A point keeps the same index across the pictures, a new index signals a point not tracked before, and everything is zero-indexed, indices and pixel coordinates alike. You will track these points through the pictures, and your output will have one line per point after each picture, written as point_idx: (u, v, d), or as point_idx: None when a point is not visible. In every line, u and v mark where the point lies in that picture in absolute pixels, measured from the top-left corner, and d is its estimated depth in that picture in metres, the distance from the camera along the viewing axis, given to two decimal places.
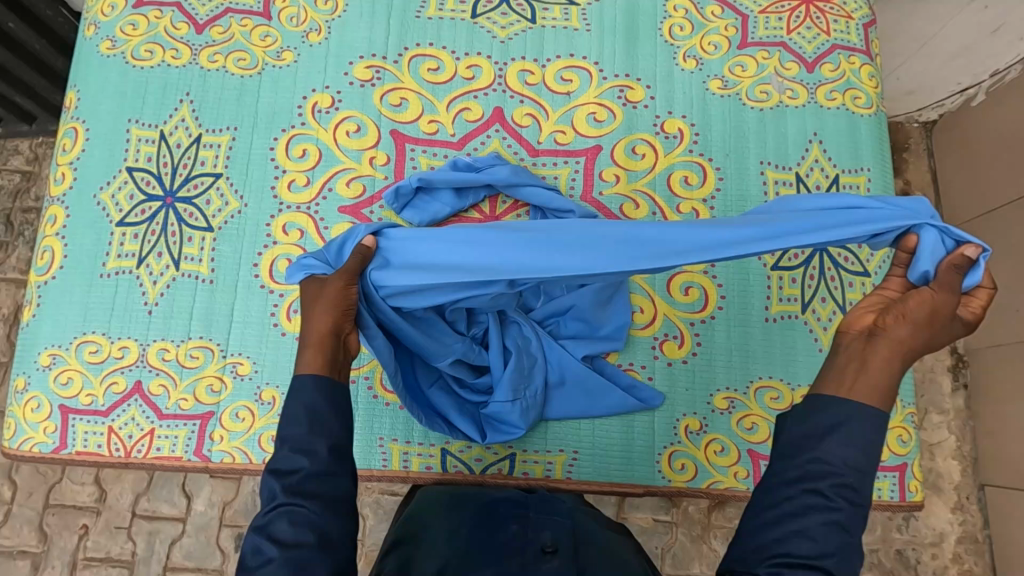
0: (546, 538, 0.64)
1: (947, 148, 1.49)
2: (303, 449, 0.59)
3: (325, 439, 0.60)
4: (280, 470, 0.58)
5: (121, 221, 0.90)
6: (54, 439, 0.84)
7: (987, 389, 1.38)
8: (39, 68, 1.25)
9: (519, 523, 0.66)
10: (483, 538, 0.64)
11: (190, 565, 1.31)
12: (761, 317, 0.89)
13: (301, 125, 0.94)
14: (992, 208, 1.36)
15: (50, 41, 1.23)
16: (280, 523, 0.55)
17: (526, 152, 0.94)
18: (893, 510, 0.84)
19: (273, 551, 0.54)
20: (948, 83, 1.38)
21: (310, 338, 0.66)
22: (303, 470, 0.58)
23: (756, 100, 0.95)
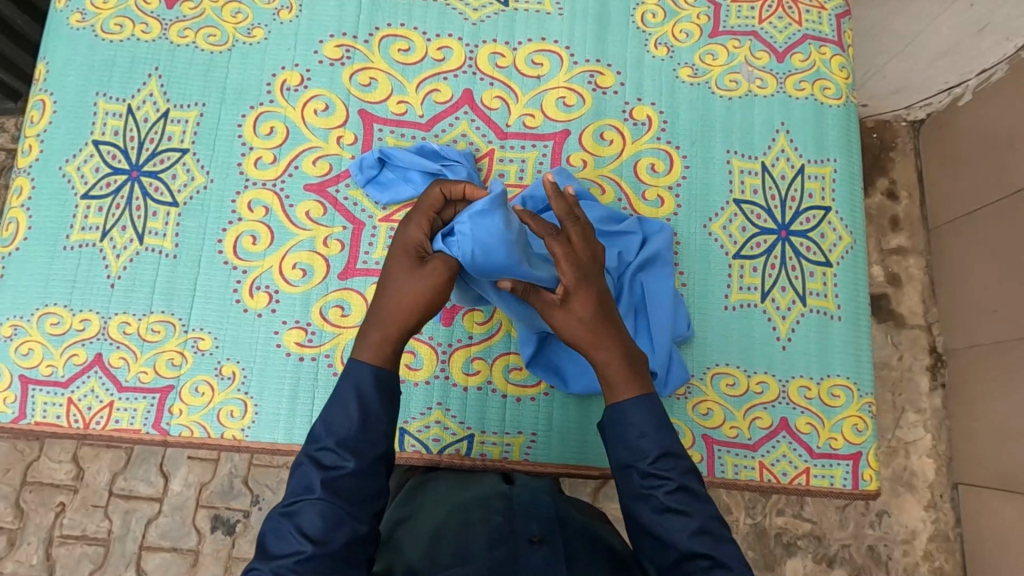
0: (532, 530, 0.67)
1: (935, 145, 1.49)
2: (348, 449, 0.65)
3: (371, 444, 0.66)
4: (321, 463, 0.65)
5: (86, 194, 0.90)
6: (13, 410, 0.85)
7: (964, 389, 1.39)
8: (20, 44, 1.26)
9: (505, 516, 0.69)
10: (469, 522, 0.69)
11: (165, 544, 1.32)
12: (721, 305, 0.89)
13: (269, 103, 0.93)
14: (975, 208, 1.36)
15: (31, 16, 1.23)
16: (309, 515, 0.63)
17: (494, 135, 0.94)
18: (846, 499, 0.84)
19: (307, 546, 0.61)
20: (935, 82, 1.38)
21: (385, 325, 0.70)
22: (346, 468, 0.65)
23: (724, 89, 0.95)
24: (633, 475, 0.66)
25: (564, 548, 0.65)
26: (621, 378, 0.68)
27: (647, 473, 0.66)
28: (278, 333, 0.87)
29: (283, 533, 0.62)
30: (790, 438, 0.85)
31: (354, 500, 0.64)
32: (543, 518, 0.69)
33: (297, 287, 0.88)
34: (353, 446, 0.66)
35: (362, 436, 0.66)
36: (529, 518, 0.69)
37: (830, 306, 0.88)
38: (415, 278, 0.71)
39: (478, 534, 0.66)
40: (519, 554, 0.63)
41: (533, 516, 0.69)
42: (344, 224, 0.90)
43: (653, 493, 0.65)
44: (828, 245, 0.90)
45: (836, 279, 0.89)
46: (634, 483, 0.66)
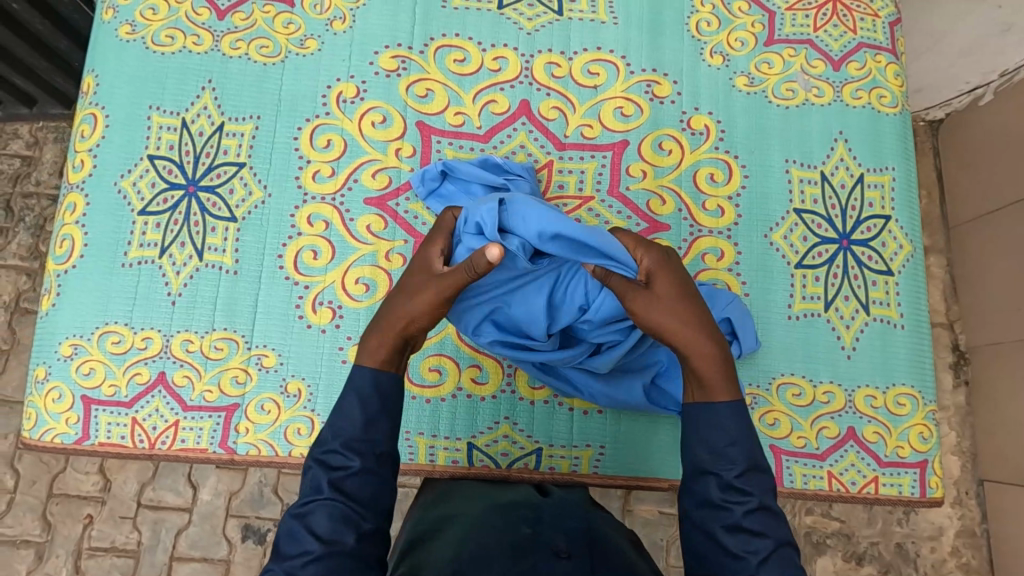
0: (558, 543, 0.64)
1: (951, 146, 1.48)
2: (354, 449, 0.64)
3: (372, 443, 0.65)
4: (328, 465, 0.64)
5: (143, 210, 0.89)
6: (76, 430, 0.84)
7: (988, 387, 1.39)
8: (39, 49, 1.21)
9: (531, 528, 0.67)
10: (498, 536, 0.65)
11: (196, 554, 1.31)
12: (784, 315, 0.89)
13: (325, 115, 0.92)
14: (997, 208, 1.35)
15: (53, 22, 1.18)
16: (319, 515, 0.61)
17: (552, 146, 0.94)
18: (912, 506, 0.85)
19: (313, 545, 0.59)
20: (956, 82, 1.37)
21: (384, 327, 0.71)
22: (349, 467, 0.64)
23: (781, 98, 0.95)
24: (711, 485, 0.62)
25: (590, 562, 0.61)
26: (713, 380, 0.66)
27: (729, 486, 0.61)
28: (343, 348, 0.86)
29: (296, 534, 0.60)
30: (858, 447, 0.85)
31: (363, 501, 0.63)
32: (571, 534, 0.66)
33: (361, 302, 0.87)
34: (359, 447, 0.65)
35: (364, 436, 0.65)
36: (554, 534, 0.67)
37: (893, 315, 0.89)
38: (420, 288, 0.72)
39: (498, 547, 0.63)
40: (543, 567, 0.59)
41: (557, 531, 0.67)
42: (405, 238, 0.89)
43: (731, 508, 0.60)
44: (889, 254, 0.90)
45: (898, 288, 0.89)
46: (710, 494, 0.62)
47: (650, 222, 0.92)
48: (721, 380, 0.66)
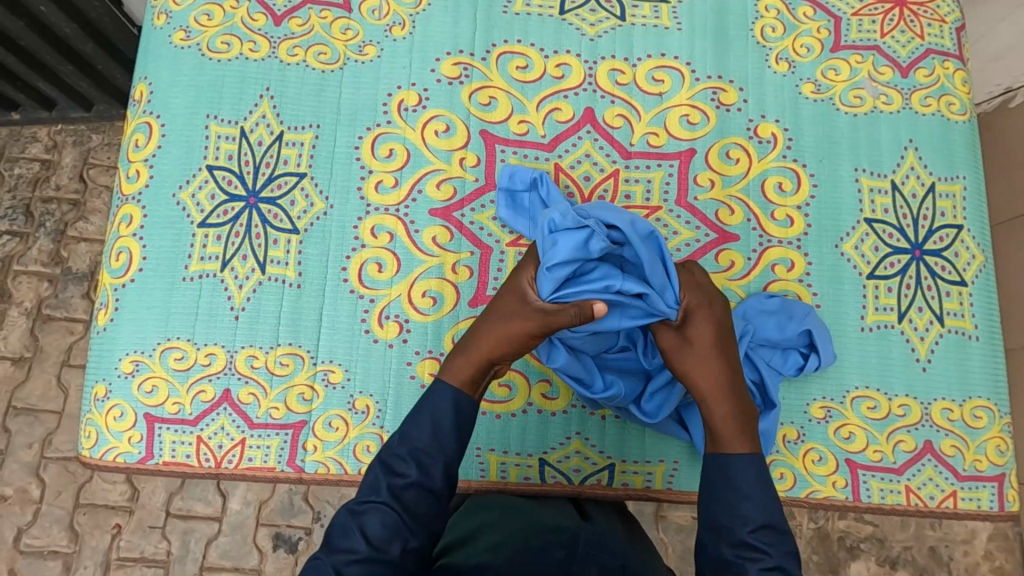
0: (592, 572, 0.63)
1: (977, 147, 1.44)
2: (416, 459, 0.65)
3: (440, 457, 0.66)
4: (393, 471, 0.65)
5: (203, 222, 0.86)
6: (140, 449, 0.81)
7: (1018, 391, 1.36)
8: (65, 52, 1.17)
9: (566, 552, 0.67)
10: (529, 557, 0.65)
11: (227, 565, 1.28)
12: (857, 326, 0.88)
13: (386, 124, 0.90)
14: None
15: (81, 24, 1.14)
16: (373, 519, 0.62)
17: (618, 155, 0.92)
18: (991, 521, 0.84)
19: (362, 545, 0.61)
20: (988, 84, 1.35)
21: (469, 350, 0.73)
22: (411, 479, 0.64)
23: (849, 105, 0.94)
24: (724, 542, 0.64)
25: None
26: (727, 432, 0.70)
27: (743, 542, 0.63)
28: (411, 363, 0.85)
29: (347, 530, 0.62)
30: (936, 461, 0.84)
31: (419, 515, 0.64)
32: (605, 566, 0.66)
33: (428, 315, 0.86)
34: (422, 459, 0.66)
35: (433, 443, 0.67)
36: (589, 564, 0.66)
37: (967, 326, 0.88)
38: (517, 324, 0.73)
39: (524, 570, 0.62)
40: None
41: (592, 560, 0.66)
42: (472, 249, 0.87)
43: (744, 565, 0.62)
44: (962, 264, 0.89)
45: (972, 298, 0.88)
46: (723, 555, 0.63)
47: (719, 232, 0.90)
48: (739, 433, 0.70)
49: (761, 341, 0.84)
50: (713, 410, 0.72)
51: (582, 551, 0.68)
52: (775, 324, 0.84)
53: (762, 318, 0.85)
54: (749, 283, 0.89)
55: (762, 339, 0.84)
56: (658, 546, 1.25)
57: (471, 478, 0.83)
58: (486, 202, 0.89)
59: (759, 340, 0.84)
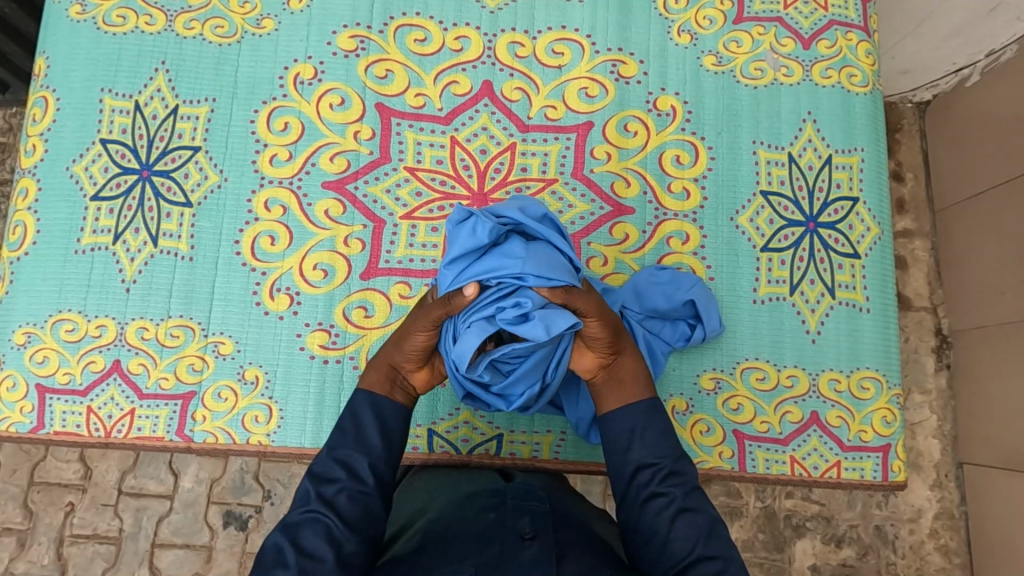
0: (525, 525, 0.62)
1: (942, 124, 1.42)
2: (344, 463, 0.65)
3: (364, 456, 0.66)
4: (318, 479, 0.64)
5: (96, 196, 0.87)
6: (31, 419, 0.83)
7: (971, 368, 1.35)
8: (7, 32, 1.16)
9: (497, 512, 0.65)
10: (463, 525, 0.64)
11: (178, 541, 1.30)
12: (750, 299, 0.88)
13: (283, 97, 0.90)
14: (983, 189, 1.31)
15: (20, 4, 1.13)
16: (307, 531, 0.60)
17: (515, 128, 0.92)
18: (874, 491, 0.85)
19: (292, 555, 0.58)
20: (943, 63, 1.32)
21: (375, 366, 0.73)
22: (338, 484, 0.64)
23: (749, 78, 0.93)
24: (649, 475, 0.64)
25: (555, 546, 0.60)
26: (633, 381, 0.71)
27: (667, 473, 0.64)
28: (301, 335, 0.85)
29: (279, 547, 0.59)
30: (820, 432, 0.85)
31: (352, 520, 0.62)
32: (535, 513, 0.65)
33: (319, 288, 0.86)
34: (347, 462, 0.65)
35: None
36: (521, 515, 0.64)
37: (859, 298, 0.88)
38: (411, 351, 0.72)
39: (465, 535, 0.61)
40: (510, 554, 0.58)
41: (524, 512, 0.65)
42: (365, 222, 0.88)
43: (671, 493, 0.63)
44: (857, 237, 0.89)
45: (864, 271, 0.88)
46: (648, 487, 0.64)
47: (615, 205, 0.90)
48: (640, 378, 0.71)
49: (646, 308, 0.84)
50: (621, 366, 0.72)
51: (513, 502, 0.67)
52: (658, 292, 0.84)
53: (643, 288, 0.84)
54: (643, 256, 0.89)
55: (651, 310, 0.84)
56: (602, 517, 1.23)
57: None
58: (380, 175, 0.89)
59: (647, 311, 0.84)
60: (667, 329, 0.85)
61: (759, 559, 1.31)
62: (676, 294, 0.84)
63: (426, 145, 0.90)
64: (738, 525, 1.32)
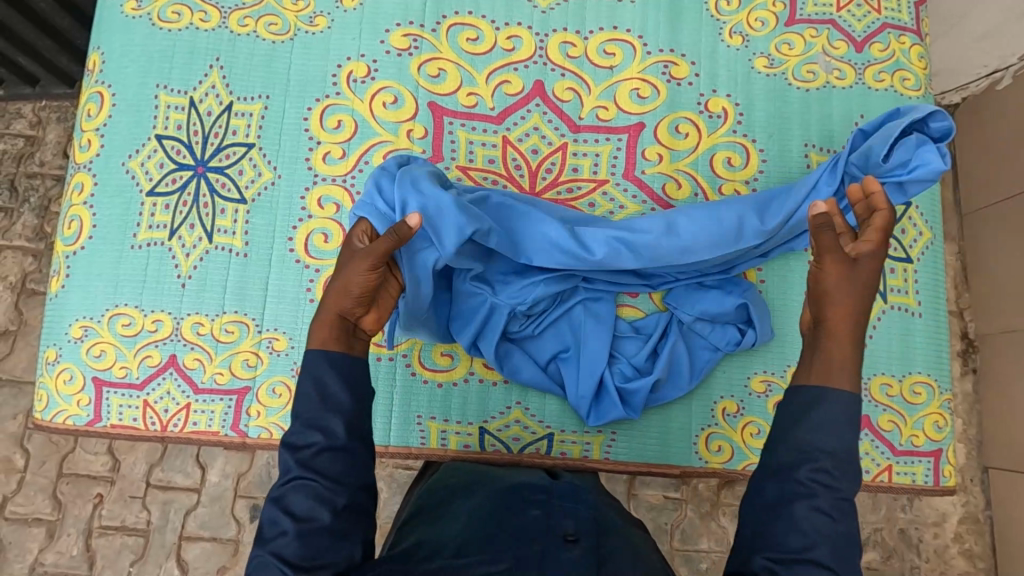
0: (567, 526, 0.60)
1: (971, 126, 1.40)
2: (316, 425, 0.59)
3: (337, 416, 0.60)
4: (293, 445, 0.58)
5: (152, 191, 0.87)
6: (88, 412, 0.83)
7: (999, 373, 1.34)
8: (39, 24, 1.17)
9: (542, 510, 0.63)
10: (499, 521, 0.61)
11: (205, 534, 1.31)
12: (800, 302, 0.88)
13: (335, 95, 0.91)
14: (1013, 194, 1.30)
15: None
16: (295, 495, 0.57)
17: (567, 128, 0.92)
18: (925, 494, 0.85)
19: (288, 524, 0.55)
20: (973, 65, 1.30)
21: (321, 312, 0.66)
22: (316, 445, 0.58)
23: (801, 80, 0.93)
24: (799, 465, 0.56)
25: (597, 550, 0.57)
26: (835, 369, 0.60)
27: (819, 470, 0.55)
28: None
29: (274, 518, 0.56)
30: (872, 436, 0.85)
31: (340, 478, 0.58)
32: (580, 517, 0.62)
33: None
34: (324, 423, 0.59)
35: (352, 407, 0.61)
36: (565, 517, 0.62)
37: (911, 303, 0.88)
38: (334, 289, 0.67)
39: (502, 535, 0.59)
40: (550, 555, 0.56)
41: (568, 512, 0.63)
42: None
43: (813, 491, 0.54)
44: (909, 241, 0.89)
45: (916, 275, 0.88)
46: (795, 473, 0.55)
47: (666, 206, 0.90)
48: (842, 367, 0.60)
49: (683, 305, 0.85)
50: (830, 349, 0.61)
51: (558, 502, 0.65)
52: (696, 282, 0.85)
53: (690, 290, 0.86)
54: None
55: (700, 313, 0.85)
56: None
57: (410, 445, 0.84)
58: None
59: (697, 314, 0.85)
60: (718, 333, 0.85)
61: None
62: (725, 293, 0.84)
63: (478, 144, 0.90)
64: None
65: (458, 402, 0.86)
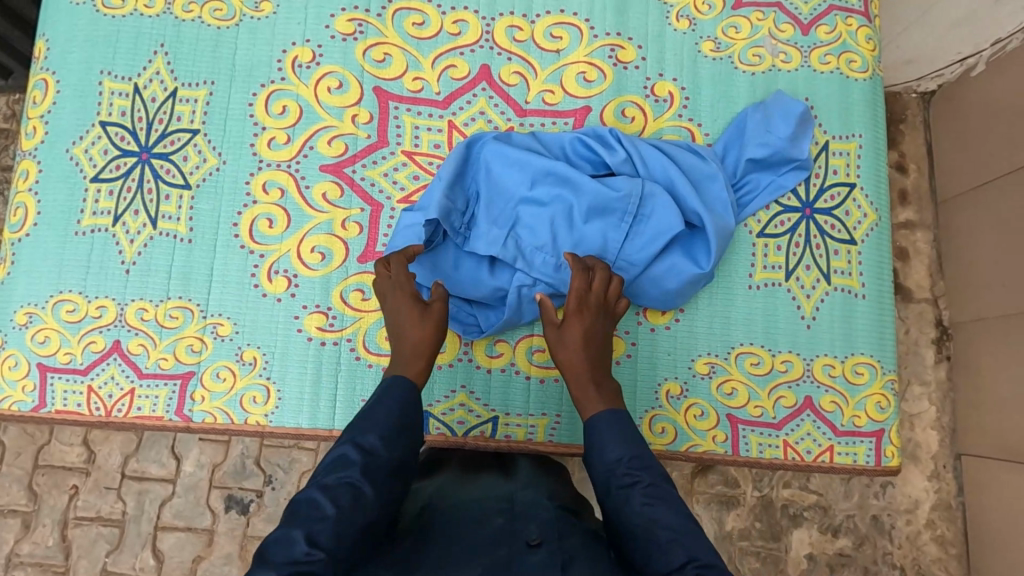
0: (531, 532, 0.63)
1: (948, 114, 1.41)
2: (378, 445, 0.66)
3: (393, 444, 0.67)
4: (359, 449, 0.65)
5: (95, 177, 0.87)
6: (32, 398, 0.84)
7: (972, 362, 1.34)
8: (8, 17, 1.16)
9: (506, 518, 0.66)
10: (466, 526, 0.64)
11: (180, 524, 1.31)
12: (745, 284, 0.88)
13: (280, 80, 0.90)
14: (985, 180, 1.30)
15: None
16: (342, 490, 0.60)
17: (513, 113, 0.92)
18: (867, 475, 0.85)
19: (330, 509, 0.58)
20: (947, 53, 1.31)
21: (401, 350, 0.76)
22: (376, 457, 0.65)
23: (747, 64, 0.93)
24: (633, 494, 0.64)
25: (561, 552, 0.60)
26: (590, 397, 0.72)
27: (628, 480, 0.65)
28: (299, 317, 0.86)
29: (315, 501, 0.59)
30: (814, 417, 0.85)
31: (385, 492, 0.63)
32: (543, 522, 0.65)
33: (317, 271, 0.87)
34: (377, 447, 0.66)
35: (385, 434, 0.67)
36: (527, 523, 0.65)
37: (855, 284, 0.88)
38: (415, 313, 0.77)
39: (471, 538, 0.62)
40: (516, 557, 0.58)
41: (532, 519, 0.65)
42: (362, 206, 0.88)
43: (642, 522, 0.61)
44: (853, 223, 0.89)
45: (860, 257, 0.88)
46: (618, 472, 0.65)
47: None
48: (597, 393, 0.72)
49: (647, 265, 0.83)
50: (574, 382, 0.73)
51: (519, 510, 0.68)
52: (693, 246, 0.85)
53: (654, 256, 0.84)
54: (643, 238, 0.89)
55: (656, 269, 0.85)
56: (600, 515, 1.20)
57: None
58: (378, 158, 0.89)
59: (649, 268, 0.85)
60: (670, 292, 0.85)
61: (755, 548, 1.32)
62: (688, 245, 0.85)
63: (423, 129, 0.90)
64: (734, 514, 1.33)
65: None
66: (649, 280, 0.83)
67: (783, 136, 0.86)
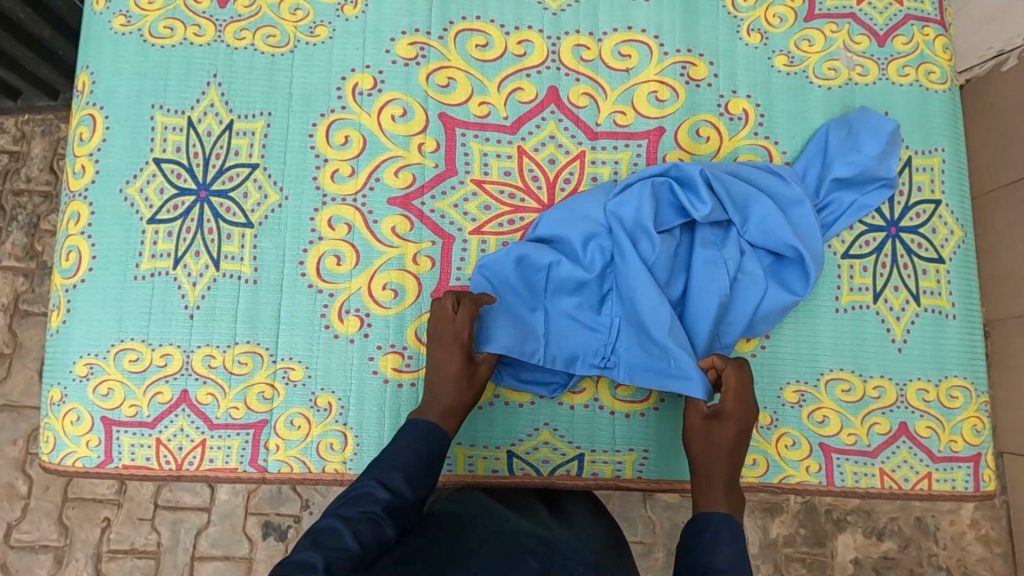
0: None
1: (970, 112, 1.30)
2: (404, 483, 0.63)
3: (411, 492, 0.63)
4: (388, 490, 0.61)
5: (153, 218, 0.83)
6: (98, 453, 0.80)
7: None
8: (19, 36, 1.05)
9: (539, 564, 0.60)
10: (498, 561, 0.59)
11: (217, 554, 1.20)
12: (832, 308, 0.85)
13: (341, 109, 0.87)
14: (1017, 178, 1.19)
15: (36, 8, 1.03)
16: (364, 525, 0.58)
17: (584, 136, 0.88)
18: (966, 501, 0.83)
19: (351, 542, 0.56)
20: (978, 47, 1.22)
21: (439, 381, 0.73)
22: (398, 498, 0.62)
23: (823, 78, 0.90)
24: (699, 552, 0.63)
25: None
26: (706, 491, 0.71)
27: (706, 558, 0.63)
28: (373, 359, 0.82)
29: (337, 529, 0.56)
30: (910, 443, 0.83)
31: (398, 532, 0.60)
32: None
33: (390, 309, 0.83)
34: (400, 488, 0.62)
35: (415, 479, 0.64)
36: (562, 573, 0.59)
37: (945, 304, 0.85)
38: (456, 371, 0.73)
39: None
40: None
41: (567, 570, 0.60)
42: (433, 239, 0.85)
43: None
44: (940, 241, 0.86)
45: (949, 276, 0.86)
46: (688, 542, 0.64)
47: None
48: (718, 487, 0.70)
49: (738, 293, 0.81)
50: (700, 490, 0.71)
51: (557, 561, 0.61)
52: (784, 272, 0.83)
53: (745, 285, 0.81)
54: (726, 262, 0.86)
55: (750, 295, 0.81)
56: (644, 525, 1.18)
57: None
58: (447, 189, 0.86)
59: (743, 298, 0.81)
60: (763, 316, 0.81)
61: (801, 555, 1.23)
62: (776, 265, 0.83)
63: (492, 155, 0.87)
64: (777, 521, 1.24)
65: (486, 423, 0.83)
66: (743, 310, 0.80)
67: (873, 155, 0.83)
